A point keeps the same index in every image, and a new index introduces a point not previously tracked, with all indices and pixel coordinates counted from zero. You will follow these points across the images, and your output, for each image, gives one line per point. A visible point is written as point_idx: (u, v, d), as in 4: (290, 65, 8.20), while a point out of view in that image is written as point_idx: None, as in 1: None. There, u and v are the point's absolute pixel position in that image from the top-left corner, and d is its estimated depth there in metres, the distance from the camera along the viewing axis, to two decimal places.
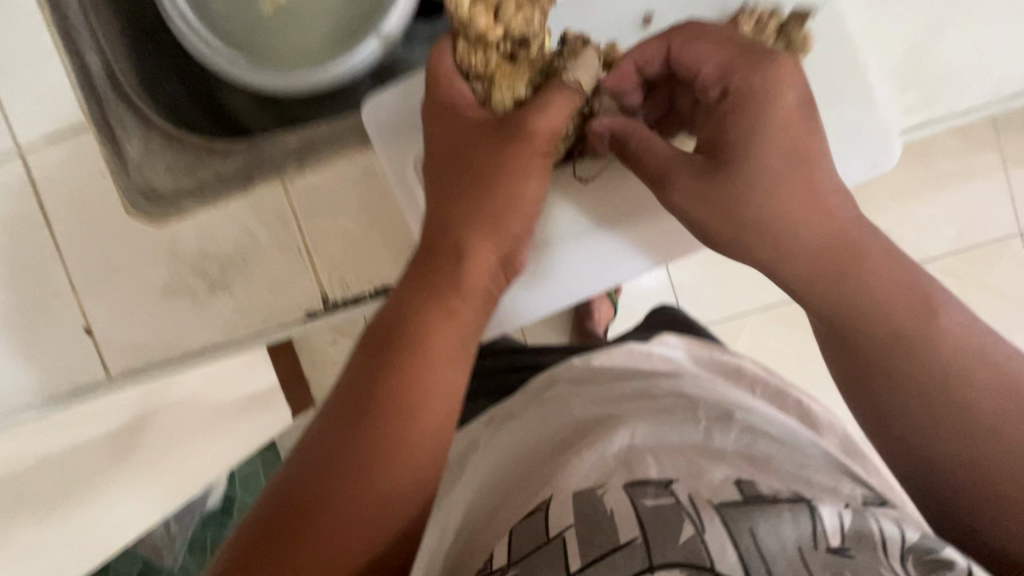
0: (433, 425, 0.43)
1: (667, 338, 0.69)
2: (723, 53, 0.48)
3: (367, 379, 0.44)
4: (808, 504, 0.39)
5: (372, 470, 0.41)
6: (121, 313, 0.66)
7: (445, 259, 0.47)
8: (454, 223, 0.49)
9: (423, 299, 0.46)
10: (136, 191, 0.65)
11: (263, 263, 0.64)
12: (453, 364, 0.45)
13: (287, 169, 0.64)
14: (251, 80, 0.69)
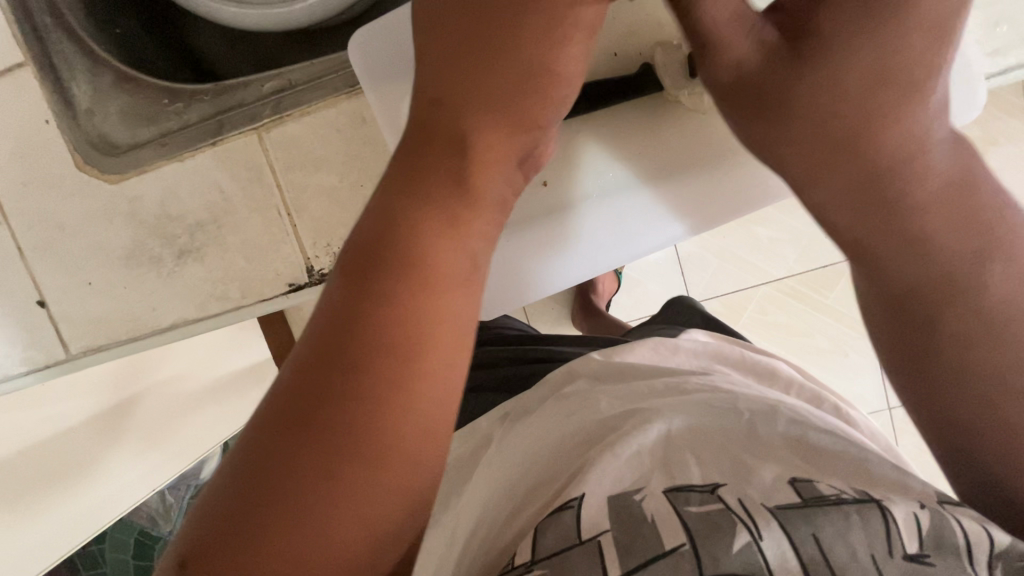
0: (444, 387, 0.28)
1: (694, 334, 0.63)
2: None
3: (339, 322, 0.28)
4: (875, 504, 0.30)
5: (354, 466, 0.26)
6: (77, 284, 0.58)
7: (440, 151, 0.33)
8: (439, 108, 0.34)
9: (417, 202, 0.30)
10: (87, 142, 0.57)
11: (237, 227, 0.56)
12: (469, 291, 0.30)
13: (263, 118, 0.55)
14: (218, 13, 0.59)
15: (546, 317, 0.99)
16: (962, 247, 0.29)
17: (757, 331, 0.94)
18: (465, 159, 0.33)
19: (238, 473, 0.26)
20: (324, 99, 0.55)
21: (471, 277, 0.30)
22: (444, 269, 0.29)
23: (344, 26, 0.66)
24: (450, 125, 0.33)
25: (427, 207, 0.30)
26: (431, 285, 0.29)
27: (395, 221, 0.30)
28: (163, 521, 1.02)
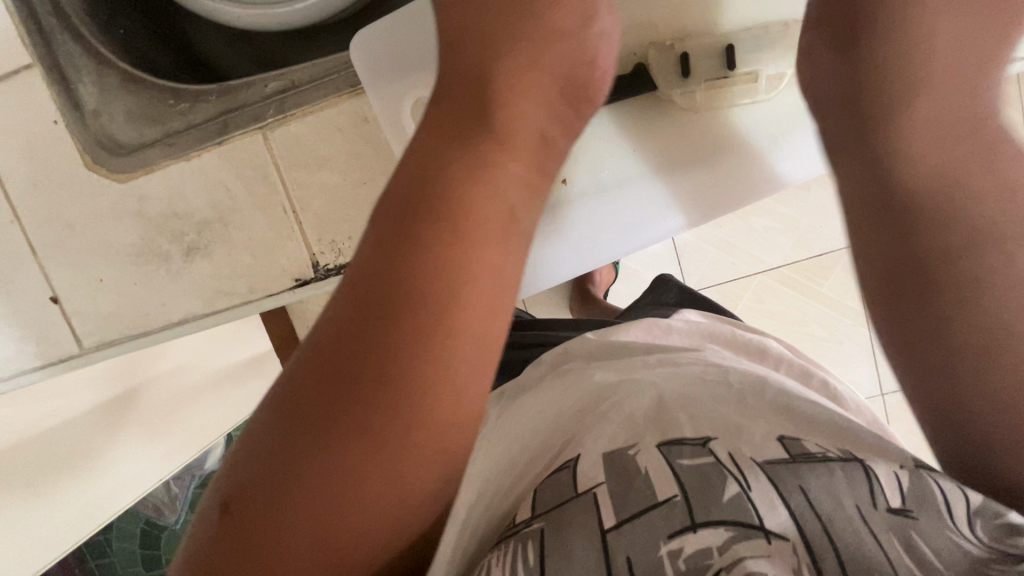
0: (487, 325, 0.31)
1: (685, 314, 0.65)
2: None
3: (384, 270, 0.30)
4: (860, 462, 0.32)
5: (400, 401, 0.28)
6: (88, 281, 0.60)
7: (475, 127, 0.37)
8: (478, 103, 0.38)
9: (455, 168, 0.34)
10: (95, 143, 0.58)
11: (244, 224, 0.58)
12: (506, 241, 0.33)
13: (267, 117, 0.57)
14: (221, 13, 0.60)
15: (546, 307, 1.02)
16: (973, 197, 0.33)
17: (752, 317, 0.96)
18: (496, 137, 0.36)
19: (288, 417, 0.28)
20: (326, 99, 0.56)
21: (508, 228, 0.34)
22: (483, 220, 0.32)
23: (343, 25, 0.67)
24: (473, 104, 0.38)
25: (461, 165, 0.34)
26: (469, 239, 0.32)
27: (433, 180, 0.33)
28: (170, 511, 1.05)
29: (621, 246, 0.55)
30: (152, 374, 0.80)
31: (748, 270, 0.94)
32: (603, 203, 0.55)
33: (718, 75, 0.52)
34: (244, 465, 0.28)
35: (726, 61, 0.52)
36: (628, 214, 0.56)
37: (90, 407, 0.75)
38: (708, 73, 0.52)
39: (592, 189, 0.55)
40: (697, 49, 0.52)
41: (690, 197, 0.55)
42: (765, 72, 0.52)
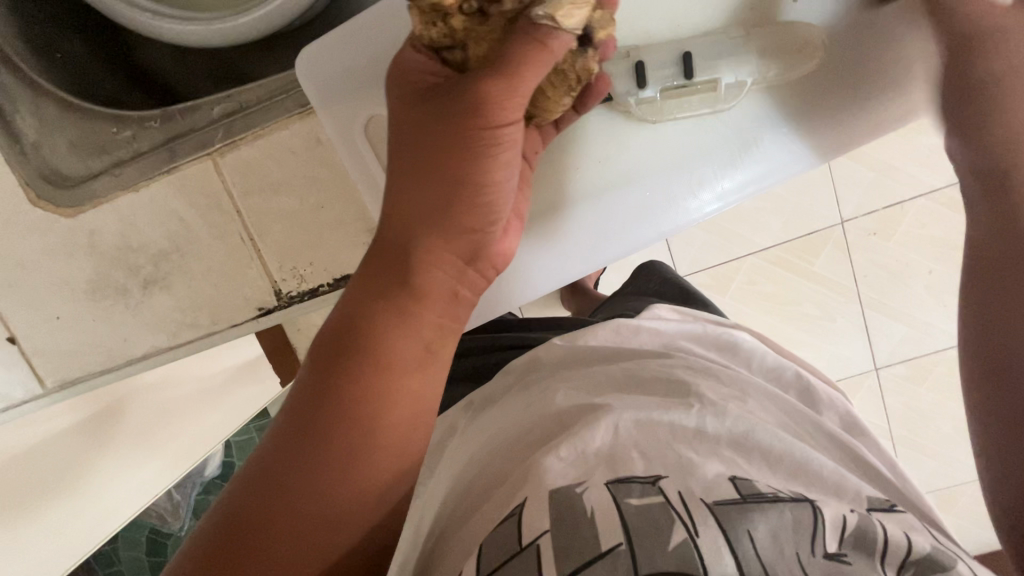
0: (404, 440, 0.38)
1: (656, 309, 0.62)
2: None
3: (305, 403, 0.38)
4: (810, 503, 0.34)
5: (332, 487, 0.36)
6: (44, 319, 0.58)
7: (391, 256, 0.40)
8: (404, 220, 0.40)
9: (375, 296, 0.39)
10: (38, 176, 0.56)
11: (199, 254, 0.56)
12: (422, 373, 0.39)
13: (217, 141, 0.54)
14: (164, 31, 0.56)
15: (536, 301, 1.01)
16: None
17: (740, 299, 0.95)
18: (415, 271, 0.39)
19: (244, 495, 0.36)
20: (276, 120, 0.54)
21: (426, 361, 0.39)
22: (405, 354, 0.38)
23: (298, 32, 0.64)
24: (405, 235, 0.39)
25: (382, 308, 0.39)
26: (391, 365, 0.38)
27: (364, 313, 0.39)
28: (173, 518, 1.13)
29: (600, 256, 0.54)
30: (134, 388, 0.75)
31: (737, 253, 0.93)
32: (591, 214, 0.53)
33: (676, 82, 0.51)
34: (208, 528, 0.36)
35: (683, 68, 0.50)
36: (606, 229, 0.53)
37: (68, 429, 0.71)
38: (663, 81, 0.51)
39: (581, 198, 0.53)
40: (652, 57, 0.51)
41: (664, 199, 0.52)
42: (724, 81, 0.50)
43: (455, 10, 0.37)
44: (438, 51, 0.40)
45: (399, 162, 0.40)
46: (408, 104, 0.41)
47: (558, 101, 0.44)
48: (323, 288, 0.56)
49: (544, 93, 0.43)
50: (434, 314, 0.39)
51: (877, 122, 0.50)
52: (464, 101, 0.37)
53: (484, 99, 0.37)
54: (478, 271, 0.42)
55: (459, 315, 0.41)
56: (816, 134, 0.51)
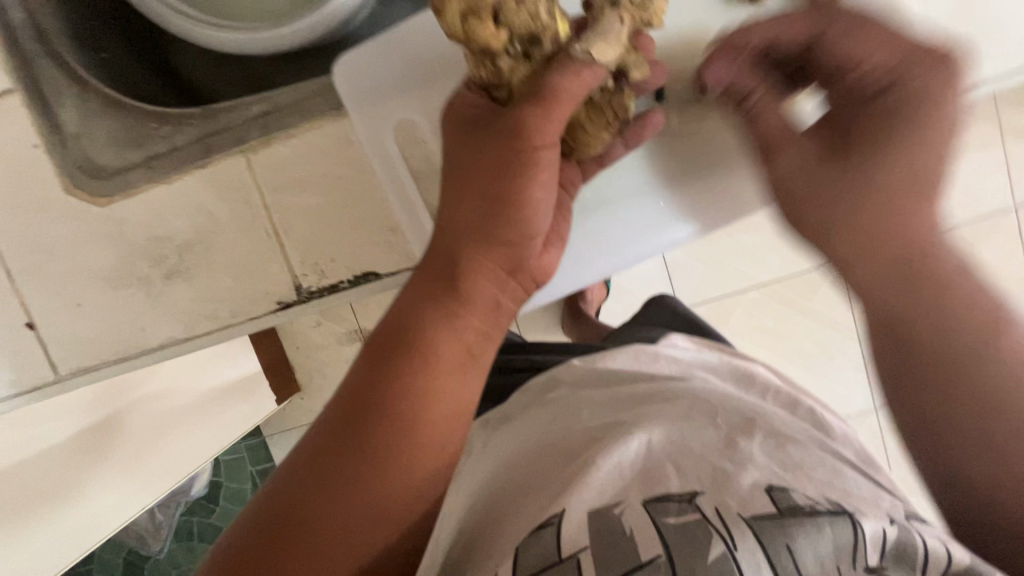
0: (444, 440, 0.39)
1: (675, 338, 0.63)
2: (892, 48, 0.39)
3: (352, 400, 0.38)
4: (848, 516, 0.33)
5: (375, 481, 0.37)
6: (65, 306, 0.59)
7: (439, 264, 0.41)
8: (453, 229, 0.41)
9: (424, 300, 0.40)
10: (73, 165, 0.57)
11: (225, 249, 0.57)
12: (464, 375, 0.40)
13: (251, 140, 0.56)
14: (206, 37, 0.59)
15: (539, 324, 1.02)
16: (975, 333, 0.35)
17: (742, 330, 0.96)
18: (462, 277, 0.40)
19: (291, 486, 0.37)
20: (310, 121, 0.56)
21: (467, 364, 0.40)
22: (447, 355, 0.39)
23: (332, 48, 0.68)
24: (451, 244, 0.41)
25: (429, 313, 0.40)
26: (435, 367, 0.39)
27: (412, 317, 0.40)
28: (153, 540, 1.10)
29: (605, 264, 0.55)
30: (134, 397, 0.79)
31: (739, 286, 0.95)
32: (600, 221, 0.55)
33: (691, 98, 0.53)
34: (253, 517, 0.37)
35: None
36: (613, 236, 0.55)
37: (71, 434, 0.72)
38: (681, 96, 0.53)
39: (591, 205, 0.55)
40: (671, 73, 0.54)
41: (663, 219, 0.55)
42: None
43: (502, 53, 0.40)
44: (489, 90, 0.42)
45: (450, 177, 0.42)
46: (455, 128, 0.43)
47: (597, 135, 0.47)
48: (343, 285, 0.58)
49: (585, 125, 0.46)
50: (478, 319, 0.40)
51: None
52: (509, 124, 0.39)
53: (525, 124, 0.39)
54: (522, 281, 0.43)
55: (500, 321, 0.42)
56: None
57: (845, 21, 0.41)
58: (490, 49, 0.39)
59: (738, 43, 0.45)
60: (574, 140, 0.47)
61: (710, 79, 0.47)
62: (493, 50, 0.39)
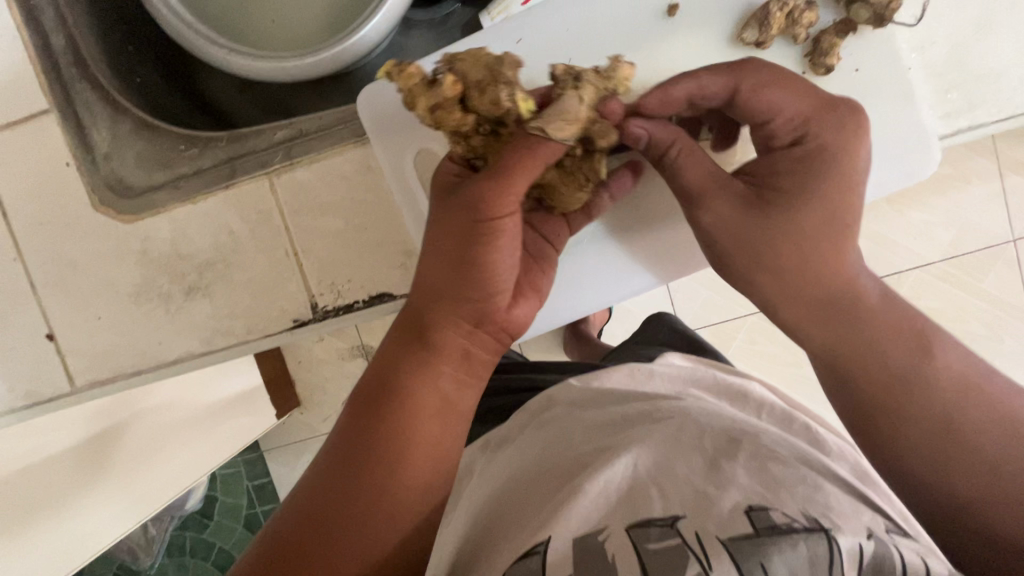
0: (425, 481, 0.41)
1: (671, 358, 0.65)
2: (802, 103, 0.44)
3: (337, 451, 0.41)
4: (825, 533, 0.33)
5: (363, 526, 0.39)
6: (85, 319, 0.60)
7: (415, 321, 0.44)
8: (429, 290, 0.44)
9: (402, 355, 0.43)
10: (103, 184, 0.60)
11: (244, 268, 0.59)
12: (443, 421, 0.42)
13: (275, 163, 0.59)
14: (236, 66, 0.62)
15: (543, 345, 1.03)
16: (908, 349, 0.41)
17: (744, 356, 0.97)
18: (436, 331, 0.43)
19: (281, 536, 0.39)
20: (334, 147, 0.58)
21: (444, 411, 0.43)
22: (424, 402, 0.42)
23: (352, 77, 0.70)
24: (425, 303, 0.44)
25: (408, 367, 0.43)
26: (414, 415, 0.42)
27: (391, 372, 0.43)
28: (145, 554, 1.10)
29: (587, 303, 0.58)
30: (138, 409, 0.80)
31: (740, 312, 0.96)
32: (583, 262, 0.57)
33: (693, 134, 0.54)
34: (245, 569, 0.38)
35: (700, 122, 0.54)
36: (596, 276, 0.57)
37: (72, 444, 0.73)
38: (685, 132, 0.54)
39: (576, 247, 0.57)
40: None
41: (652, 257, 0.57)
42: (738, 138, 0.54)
43: (472, 133, 0.45)
44: (472, 160, 0.47)
45: (424, 242, 0.45)
46: (434, 199, 0.46)
47: (574, 195, 0.49)
48: (358, 305, 0.59)
49: (559, 190, 0.48)
50: (451, 369, 0.43)
51: (890, 180, 0.52)
52: (469, 196, 0.41)
53: (484, 193, 0.41)
54: (499, 333, 0.45)
55: (474, 371, 0.44)
56: None
57: (754, 78, 0.44)
58: (458, 130, 0.45)
59: (663, 103, 0.46)
60: (554, 200, 0.50)
61: (632, 126, 0.46)
62: (462, 130, 0.45)
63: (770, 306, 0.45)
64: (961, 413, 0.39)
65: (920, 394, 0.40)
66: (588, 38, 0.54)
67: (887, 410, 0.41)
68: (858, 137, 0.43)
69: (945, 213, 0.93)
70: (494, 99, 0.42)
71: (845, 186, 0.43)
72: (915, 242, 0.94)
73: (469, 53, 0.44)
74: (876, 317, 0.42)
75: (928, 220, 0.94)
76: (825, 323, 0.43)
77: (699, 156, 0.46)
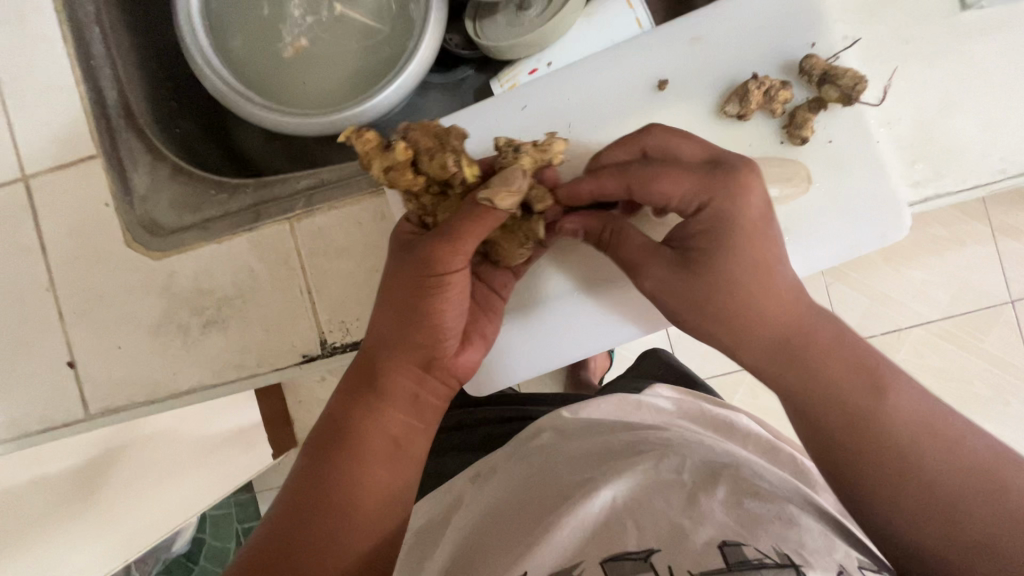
0: (374, 517, 0.46)
1: (659, 389, 0.66)
2: (688, 180, 0.47)
3: (297, 489, 0.46)
4: (795, 568, 0.34)
5: (317, 561, 0.43)
6: (107, 348, 0.64)
7: (368, 367, 0.49)
8: (381, 341, 0.49)
9: (357, 399, 0.48)
10: (138, 223, 0.64)
11: (260, 304, 0.63)
12: (392, 461, 0.47)
13: (296, 209, 0.63)
14: (276, 124, 0.68)
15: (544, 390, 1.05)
16: (862, 388, 0.43)
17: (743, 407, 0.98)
18: (386, 377, 0.48)
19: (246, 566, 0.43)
20: (352, 196, 0.63)
21: (394, 452, 0.47)
22: (377, 444, 0.47)
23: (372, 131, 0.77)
24: (378, 351, 0.49)
25: (361, 411, 0.48)
26: (366, 456, 0.46)
27: (346, 415, 0.48)
28: None
29: (562, 355, 0.63)
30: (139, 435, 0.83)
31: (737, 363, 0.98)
32: (559, 317, 0.62)
33: None
34: None
35: None
36: (571, 330, 0.62)
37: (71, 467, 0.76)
38: None
39: (552, 302, 0.61)
40: None
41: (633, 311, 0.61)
42: None
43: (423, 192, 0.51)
44: (424, 217, 0.53)
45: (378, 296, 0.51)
46: (392, 252, 0.52)
47: (515, 251, 0.54)
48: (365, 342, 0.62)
49: (501, 245, 0.54)
50: (399, 412, 0.48)
51: (864, 241, 0.57)
52: (421, 256, 0.47)
53: (434, 254, 0.47)
54: (447, 376, 0.51)
55: (420, 412, 0.49)
56: (803, 255, 0.57)
57: (641, 173, 0.49)
58: (411, 189, 0.51)
59: (571, 196, 0.53)
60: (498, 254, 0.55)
61: (566, 223, 0.55)
62: (413, 190, 0.51)
63: (729, 346, 0.47)
64: (919, 448, 0.41)
65: (885, 434, 0.42)
66: (589, 106, 0.60)
67: (853, 449, 0.42)
68: (757, 187, 0.46)
69: (938, 274, 0.97)
70: (443, 163, 0.49)
71: (763, 229, 0.46)
72: (909, 300, 0.97)
73: (421, 125, 0.50)
74: (829, 357, 0.44)
75: (921, 280, 0.97)
76: (777, 363, 0.45)
77: (629, 231, 0.51)
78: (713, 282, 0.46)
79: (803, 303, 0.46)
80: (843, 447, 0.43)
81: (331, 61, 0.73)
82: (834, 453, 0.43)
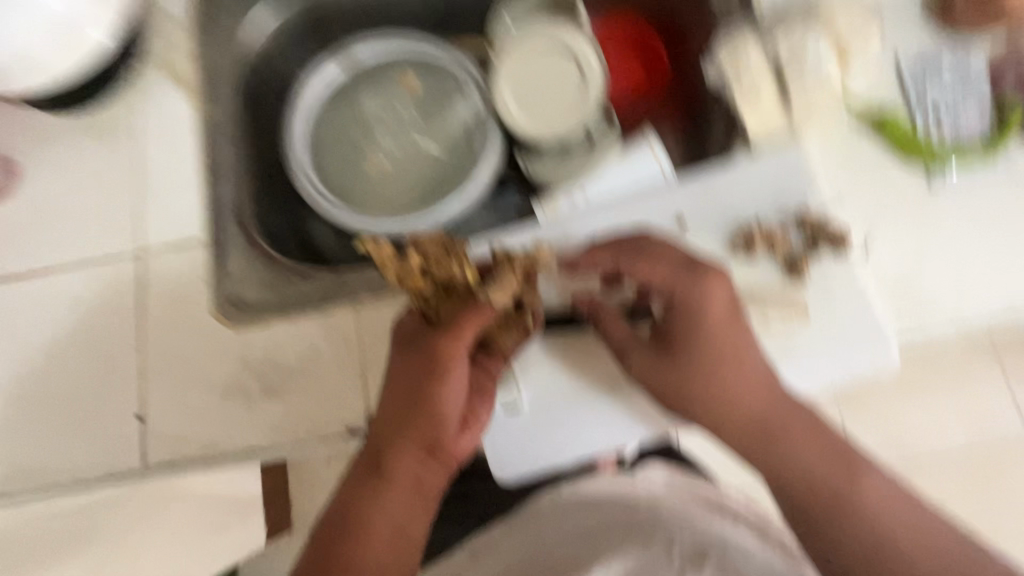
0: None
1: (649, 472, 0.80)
2: (663, 272, 0.61)
3: (322, 553, 0.60)
4: None
5: None
6: (176, 405, 0.72)
7: (376, 456, 0.61)
8: (385, 437, 0.61)
9: (365, 484, 0.61)
10: (226, 299, 0.75)
11: (318, 378, 0.71)
12: (397, 532, 0.60)
13: (363, 298, 0.73)
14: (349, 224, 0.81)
15: None
16: (823, 465, 0.61)
17: None
18: (389, 469, 0.61)
19: None
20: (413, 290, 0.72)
21: (398, 528, 0.61)
22: (383, 522, 0.60)
23: None
24: (385, 443, 0.61)
25: (371, 495, 0.61)
26: (373, 532, 0.60)
27: (358, 498, 0.61)
28: None
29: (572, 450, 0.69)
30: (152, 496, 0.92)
31: None
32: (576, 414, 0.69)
33: None
34: None
35: None
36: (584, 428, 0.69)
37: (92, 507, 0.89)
38: None
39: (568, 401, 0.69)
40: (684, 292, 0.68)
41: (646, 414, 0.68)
42: None
43: (428, 292, 0.61)
44: (423, 313, 0.62)
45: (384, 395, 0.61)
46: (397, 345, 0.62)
47: (505, 335, 0.66)
48: None
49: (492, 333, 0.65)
50: (399, 496, 0.61)
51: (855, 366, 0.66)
52: (427, 362, 0.60)
53: (437, 363, 0.60)
54: (449, 455, 0.62)
55: (421, 490, 0.62)
56: (801, 375, 0.67)
57: (626, 255, 0.62)
58: (418, 289, 0.61)
59: (570, 266, 0.66)
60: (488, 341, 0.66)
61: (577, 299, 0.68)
62: (420, 290, 0.61)
63: (714, 420, 0.62)
64: (863, 507, 0.59)
65: (839, 501, 0.60)
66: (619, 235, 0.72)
67: (815, 504, 0.60)
68: (721, 283, 0.60)
69: None
70: (450, 268, 0.61)
71: (727, 320, 0.60)
72: None
73: (427, 238, 0.63)
74: (795, 435, 0.61)
75: None
76: (755, 438, 0.61)
77: (616, 318, 0.65)
78: (692, 369, 0.61)
79: (776, 390, 0.61)
80: (809, 503, 0.60)
81: (400, 178, 0.88)
82: (803, 509, 0.61)
